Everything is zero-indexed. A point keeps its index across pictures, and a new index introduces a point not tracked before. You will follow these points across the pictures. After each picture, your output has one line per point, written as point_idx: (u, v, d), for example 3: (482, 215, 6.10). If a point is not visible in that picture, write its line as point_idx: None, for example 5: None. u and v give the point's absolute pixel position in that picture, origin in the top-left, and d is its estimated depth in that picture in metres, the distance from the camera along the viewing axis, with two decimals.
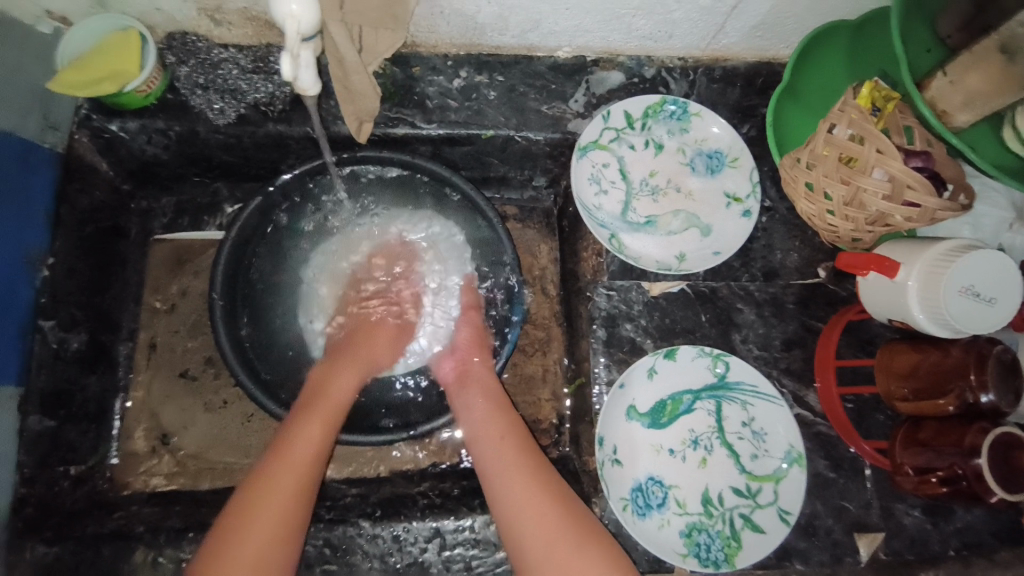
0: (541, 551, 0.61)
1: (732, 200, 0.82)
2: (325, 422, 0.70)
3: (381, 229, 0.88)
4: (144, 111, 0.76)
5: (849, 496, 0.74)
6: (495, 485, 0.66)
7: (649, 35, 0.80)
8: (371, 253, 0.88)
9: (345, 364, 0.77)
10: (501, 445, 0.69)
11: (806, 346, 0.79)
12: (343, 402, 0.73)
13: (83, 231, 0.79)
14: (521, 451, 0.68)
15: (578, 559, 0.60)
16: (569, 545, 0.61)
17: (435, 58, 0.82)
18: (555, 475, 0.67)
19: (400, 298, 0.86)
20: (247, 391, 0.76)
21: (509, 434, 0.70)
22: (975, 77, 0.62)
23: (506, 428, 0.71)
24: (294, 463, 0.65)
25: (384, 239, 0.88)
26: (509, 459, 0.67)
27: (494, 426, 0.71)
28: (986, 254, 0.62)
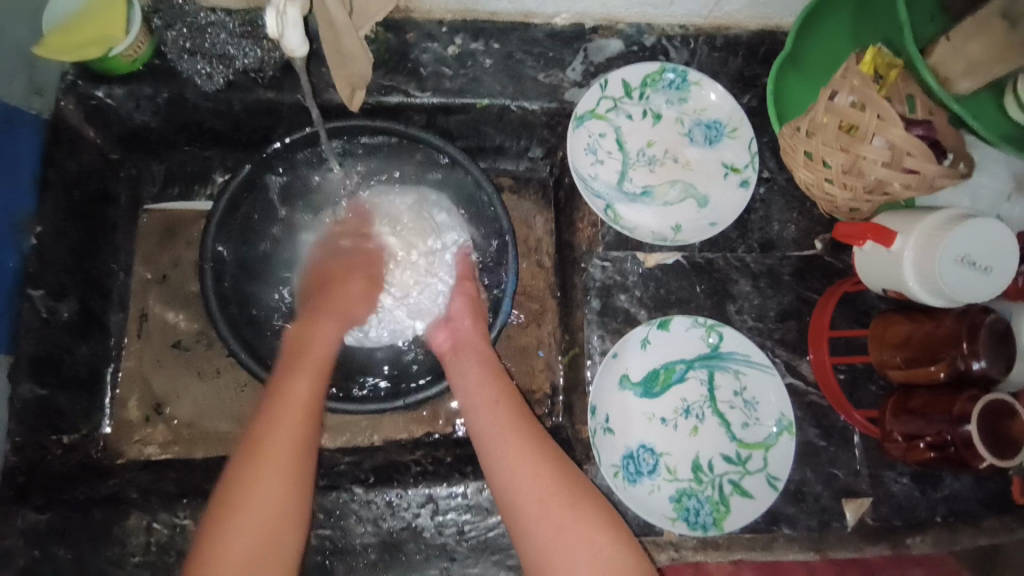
0: (539, 508, 0.62)
1: (730, 170, 0.82)
2: (314, 369, 0.67)
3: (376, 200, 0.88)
4: (133, 76, 0.76)
5: (839, 464, 0.75)
6: (491, 450, 0.66)
7: (649, 2, 0.78)
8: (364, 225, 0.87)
9: (322, 318, 0.74)
10: (496, 410, 0.69)
11: (800, 318, 0.79)
12: (328, 350, 0.70)
13: (71, 196, 0.78)
14: (517, 417, 0.69)
15: (575, 514, 0.61)
16: (566, 501, 0.62)
17: (430, 24, 0.81)
18: (548, 436, 0.68)
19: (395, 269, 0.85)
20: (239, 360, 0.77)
21: (502, 399, 0.71)
22: (977, 43, 0.60)
23: (501, 394, 0.71)
24: (292, 405, 0.62)
25: (372, 207, 0.88)
26: (504, 423, 0.68)
27: (488, 393, 0.71)
28: (986, 224, 0.61)
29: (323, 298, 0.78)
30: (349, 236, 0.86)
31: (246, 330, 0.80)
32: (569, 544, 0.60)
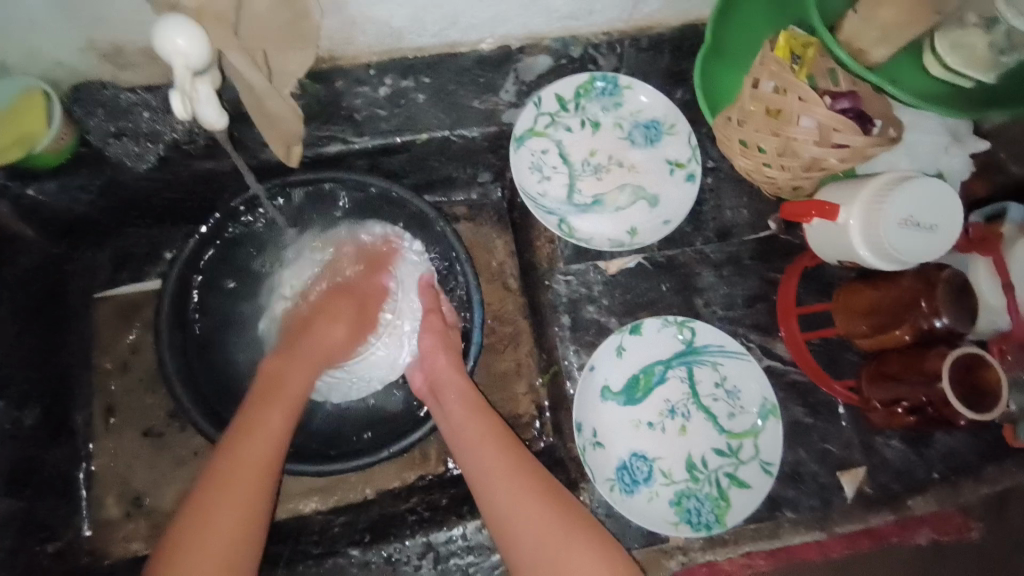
0: (537, 538, 0.61)
1: (674, 166, 0.82)
2: (286, 411, 0.67)
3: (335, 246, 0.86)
4: (62, 169, 0.74)
5: (830, 438, 0.76)
6: (489, 486, 0.65)
7: (570, 15, 0.79)
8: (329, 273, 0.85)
9: (301, 355, 0.73)
10: (485, 446, 0.68)
11: (768, 299, 0.80)
12: (302, 393, 0.70)
13: (20, 304, 0.76)
14: (509, 447, 0.68)
15: (570, 540, 0.61)
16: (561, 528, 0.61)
17: (357, 69, 0.80)
18: (539, 467, 0.67)
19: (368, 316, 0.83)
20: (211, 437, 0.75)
21: (489, 434, 0.69)
22: (887, 8, 0.60)
23: (493, 426, 0.70)
24: (262, 455, 0.63)
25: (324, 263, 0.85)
26: (495, 456, 0.67)
27: (477, 428, 0.70)
28: (922, 182, 0.63)
29: (268, 384, 0.69)
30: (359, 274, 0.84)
31: (218, 404, 0.78)
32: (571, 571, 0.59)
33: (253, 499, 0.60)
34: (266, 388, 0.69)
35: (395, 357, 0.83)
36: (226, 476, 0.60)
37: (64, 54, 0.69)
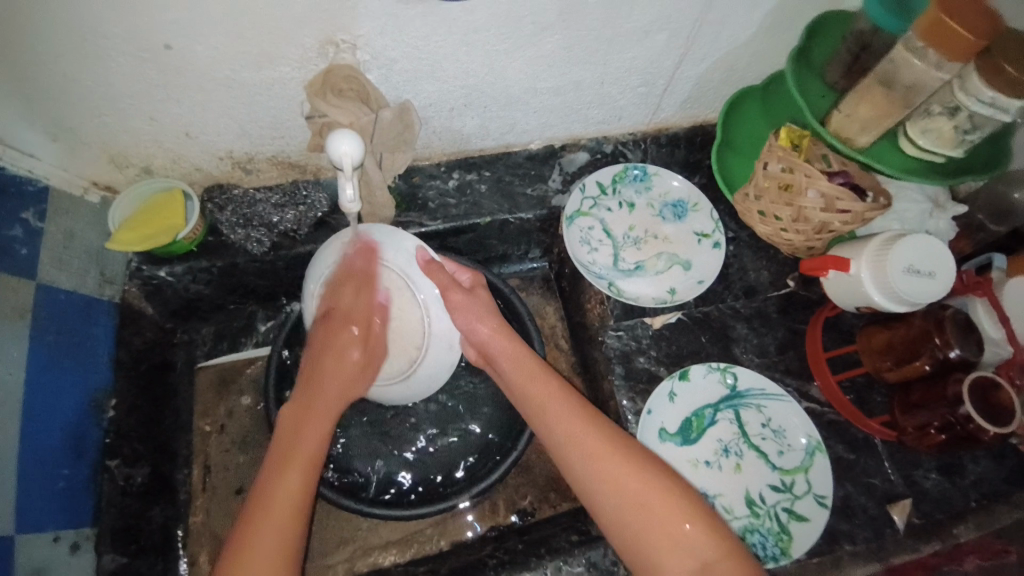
0: (632, 523, 0.63)
1: (701, 236, 0.96)
2: (304, 463, 0.67)
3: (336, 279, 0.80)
4: (189, 255, 0.88)
5: (873, 472, 0.82)
6: (577, 462, 0.67)
7: (603, 121, 0.97)
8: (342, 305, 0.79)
9: (314, 404, 0.72)
10: (556, 418, 0.70)
11: (797, 347, 0.90)
12: (322, 442, 0.70)
13: (139, 368, 0.87)
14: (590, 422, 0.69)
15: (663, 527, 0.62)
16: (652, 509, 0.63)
17: (430, 167, 0.97)
18: (620, 436, 0.68)
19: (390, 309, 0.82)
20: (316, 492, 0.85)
21: (579, 420, 0.69)
22: (865, 106, 0.76)
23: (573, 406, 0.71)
24: (281, 507, 0.63)
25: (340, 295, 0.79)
26: (577, 429, 0.69)
27: (548, 394, 0.73)
28: (915, 238, 0.75)
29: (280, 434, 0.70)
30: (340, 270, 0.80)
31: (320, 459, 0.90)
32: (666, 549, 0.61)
33: (284, 554, 0.61)
34: (280, 445, 0.69)
35: (443, 343, 0.84)
36: (249, 543, 0.61)
37: (203, 162, 0.86)
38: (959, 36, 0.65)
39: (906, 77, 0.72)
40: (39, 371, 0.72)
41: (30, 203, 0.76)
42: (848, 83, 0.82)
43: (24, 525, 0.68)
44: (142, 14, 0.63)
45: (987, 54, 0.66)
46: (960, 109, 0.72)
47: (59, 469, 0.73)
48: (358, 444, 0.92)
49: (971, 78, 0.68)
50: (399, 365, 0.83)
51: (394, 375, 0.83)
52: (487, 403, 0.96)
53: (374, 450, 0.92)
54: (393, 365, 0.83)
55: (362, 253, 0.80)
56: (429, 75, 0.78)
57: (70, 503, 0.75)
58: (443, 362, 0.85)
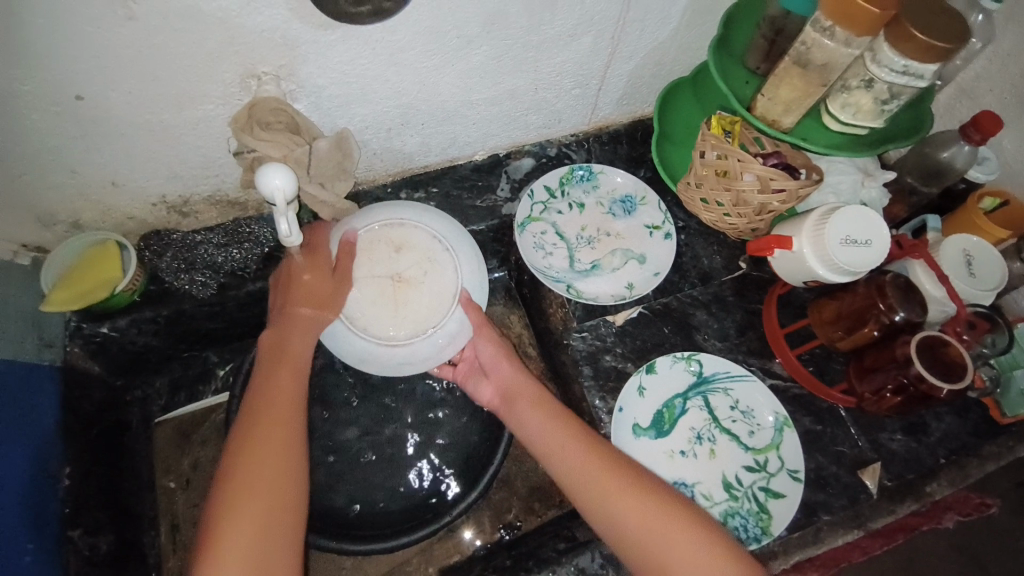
0: (652, 561, 0.61)
1: (652, 229, 0.97)
2: (279, 439, 0.64)
3: (440, 241, 0.79)
4: (132, 306, 0.85)
5: (841, 441, 0.85)
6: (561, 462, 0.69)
7: (543, 126, 0.98)
8: (400, 249, 0.77)
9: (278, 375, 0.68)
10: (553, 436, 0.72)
11: (756, 327, 0.92)
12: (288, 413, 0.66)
13: (90, 432, 0.83)
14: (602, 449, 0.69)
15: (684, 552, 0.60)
16: (670, 537, 0.61)
17: (376, 189, 0.96)
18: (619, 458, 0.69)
19: (397, 305, 0.76)
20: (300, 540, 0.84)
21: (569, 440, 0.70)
22: (785, 89, 0.78)
23: (589, 434, 0.71)
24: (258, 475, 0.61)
25: (422, 254, 0.78)
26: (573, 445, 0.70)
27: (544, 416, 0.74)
28: (850, 210, 0.78)
29: (243, 475, 0.61)
30: (441, 267, 0.78)
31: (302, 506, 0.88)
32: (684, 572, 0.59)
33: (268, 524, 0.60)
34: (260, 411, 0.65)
35: (362, 354, 0.75)
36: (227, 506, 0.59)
37: (135, 210, 0.83)
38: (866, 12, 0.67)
39: (818, 56, 0.74)
40: None
41: None
42: (768, 67, 0.84)
43: None
44: (47, 64, 0.60)
45: (894, 24, 0.68)
46: (875, 81, 0.75)
47: (24, 544, 0.69)
48: (335, 477, 0.90)
49: (882, 49, 0.71)
50: (359, 308, 0.75)
51: (341, 310, 0.74)
52: (461, 419, 0.95)
53: (354, 484, 0.90)
54: (359, 303, 0.75)
55: (459, 284, 0.78)
56: (360, 98, 0.77)
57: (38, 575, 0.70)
58: (364, 359, 0.75)
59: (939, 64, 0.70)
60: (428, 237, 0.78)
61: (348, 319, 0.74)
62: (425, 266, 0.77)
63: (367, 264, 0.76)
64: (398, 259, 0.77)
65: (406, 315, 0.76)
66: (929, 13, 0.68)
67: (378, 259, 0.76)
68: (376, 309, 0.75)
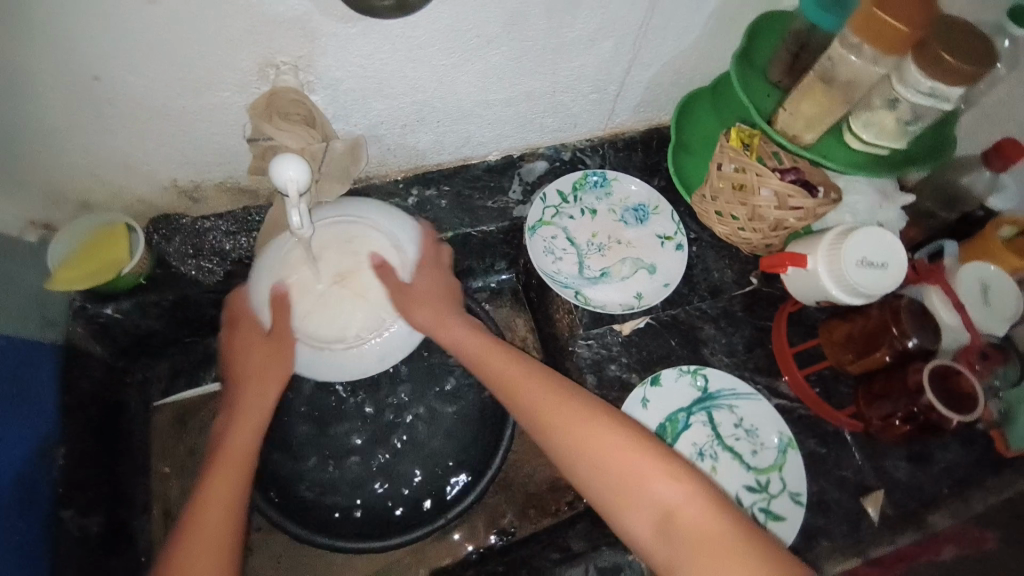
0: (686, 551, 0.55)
1: (664, 239, 0.96)
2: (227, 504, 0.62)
3: (351, 218, 0.69)
4: (137, 289, 0.84)
5: (845, 465, 0.84)
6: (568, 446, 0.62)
7: (559, 129, 0.97)
8: (317, 245, 0.67)
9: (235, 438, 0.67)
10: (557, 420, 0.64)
11: (765, 345, 0.90)
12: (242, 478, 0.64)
13: (89, 413, 0.83)
14: (546, 376, 0.68)
15: (630, 468, 0.60)
16: (615, 459, 0.60)
17: (388, 184, 0.95)
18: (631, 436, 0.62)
19: (349, 307, 0.66)
20: (304, 539, 0.84)
21: (578, 418, 0.63)
22: (808, 104, 0.77)
23: (533, 371, 0.69)
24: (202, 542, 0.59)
25: (336, 241, 0.68)
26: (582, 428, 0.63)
27: (537, 397, 0.66)
28: (867, 231, 0.76)
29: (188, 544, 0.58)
30: (358, 235, 0.68)
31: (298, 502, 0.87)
32: (633, 493, 0.59)
33: None
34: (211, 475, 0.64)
35: (376, 352, 0.68)
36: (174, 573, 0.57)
37: (146, 193, 0.83)
38: (892, 30, 0.66)
39: (843, 73, 0.73)
40: None
41: None
42: (791, 81, 0.83)
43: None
44: (64, 42, 0.59)
45: (923, 47, 0.67)
46: (899, 101, 0.74)
47: (16, 522, 0.69)
48: (330, 474, 0.90)
49: (909, 70, 0.70)
50: (326, 333, 0.66)
51: (305, 339, 0.66)
52: (461, 421, 0.93)
53: (352, 481, 0.90)
54: (321, 327, 0.66)
55: (390, 239, 0.70)
56: (377, 93, 0.77)
57: (27, 556, 0.69)
58: (385, 357, 0.69)
59: (967, 88, 0.68)
60: (330, 227, 0.68)
61: (319, 340, 0.66)
62: (348, 249, 0.67)
63: (301, 293, 0.66)
64: (319, 263, 0.67)
65: (374, 303, 0.67)
66: (959, 35, 0.66)
67: (300, 278, 0.66)
68: (335, 320, 0.66)
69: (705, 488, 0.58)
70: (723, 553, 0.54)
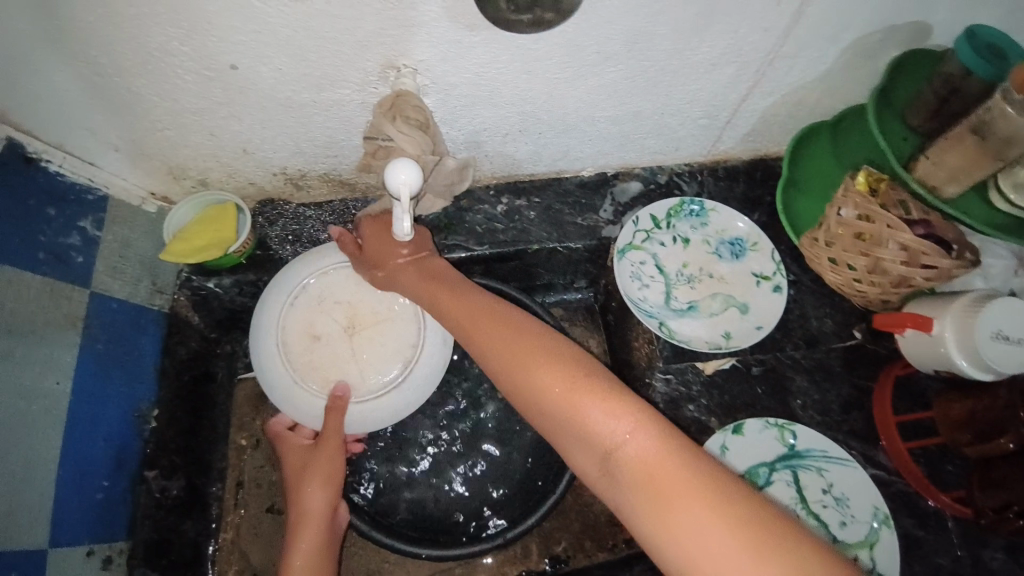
0: (648, 497, 0.49)
1: (760, 278, 0.90)
2: None
3: (308, 294, 0.79)
4: (237, 267, 0.88)
5: (943, 552, 0.77)
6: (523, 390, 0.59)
7: (659, 151, 0.93)
8: (329, 313, 0.79)
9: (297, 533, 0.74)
10: (512, 361, 0.61)
11: (863, 407, 0.84)
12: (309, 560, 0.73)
13: (182, 379, 0.87)
14: (493, 314, 0.66)
15: (566, 404, 0.55)
16: (553, 397, 0.56)
17: (480, 189, 0.95)
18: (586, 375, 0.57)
19: (373, 354, 0.78)
20: (363, 534, 0.84)
21: (530, 358, 0.60)
22: (953, 155, 0.70)
23: (490, 310, 0.67)
24: None
25: (330, 306, 0.79)
26: (536, 369, 0.59)
27: (493, 338, 0.63)
28: (1004, 302, 0.69)
29: None
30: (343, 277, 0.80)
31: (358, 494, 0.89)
32: (574, 433, 0.55)
33: None
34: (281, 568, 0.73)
35: (433, 364, 0.80)
36: None
37: (256, 177, 0.87)
38: None
39: (1002, 129, 0.65)
40: (84, 380, 0.73)
41: (89, 212, 0.77)
42: (932, 126, 0.76)
43: (57, 539, 0.68)
44: (210, 33, 0.63)
45: None
46: None
47: (98, 481, 0.74)
48: (393, 473, 0.91)
49: None
50: (375, 380, 0.77)
51: (357, 401, 0.77)
52: (523, 438, 0.94)
53: (414, 481, 0.91)
54: (367, 379, 0.78)
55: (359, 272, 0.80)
56: (486, 101, 0.76)
57: (104, 514, 0.75)
58: (439, 363, 0.80)
59: None
60: (303, 311, 0.78)
61: (380, 384, 0.77)
62: (339, 306, 0.79)
63: (346, 367, 0.77)
64: (331, 332, 0.78)
65: (398, 336, 0.79)
66: None
67: (331, 355, 0.77)
68: (374, 365, 0.78)
69: (650, 422, 0.52)
70: (666, 494, 0.48)
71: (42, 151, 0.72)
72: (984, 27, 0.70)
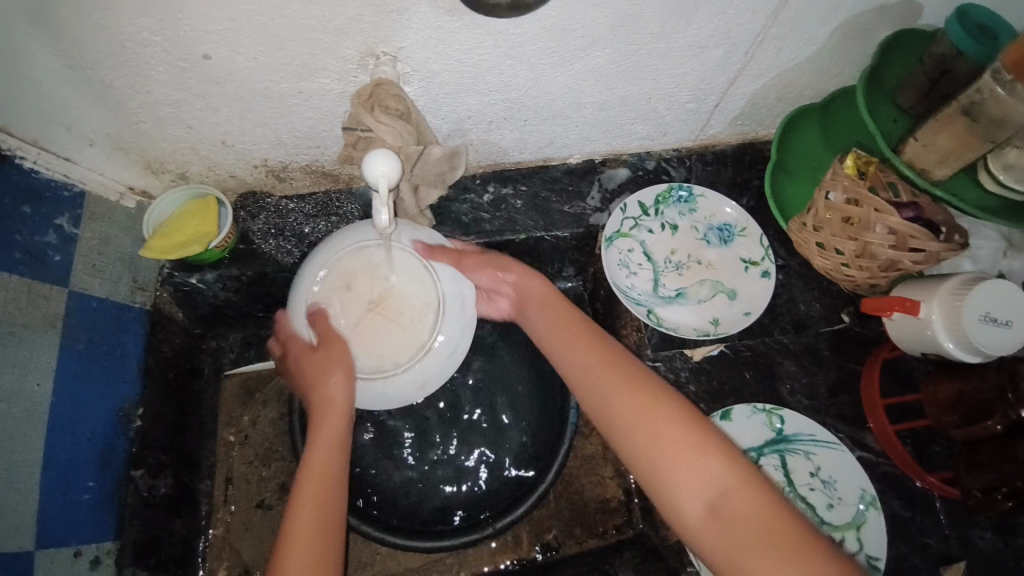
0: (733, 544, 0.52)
1: (749, 264, 0.90)
2: (318, 512, 0.63)
3: (363, 241, 0.68)
4: (219, 262, 0.87)
5: (928, 532, 0.77)
6: (620, 418, 0.61)
7: (647, 137, 0.92)
8: (361, 258, 0.67)
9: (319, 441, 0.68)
10: (612, 390, 0.63)
11: (851, 390, 0.84)
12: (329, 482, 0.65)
13: (167, 378, 0.87)
14: (598, 345, 0.68)
15: (666, 440, 0.58)
16: (655, 434, 0.59)
17: (467, 179, 0.94)
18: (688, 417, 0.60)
19: (380, 331, 0.67)
20: (354, 527, 0.85)
21: (633, 394, 0.62)
22: (944, 136, 0.69)
23: (592, 336, 0.69)
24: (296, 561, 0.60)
25: (372, 262, 0.67)
26: (639, 401, 0.61)
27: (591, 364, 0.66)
28: (992, 284, 0.69)
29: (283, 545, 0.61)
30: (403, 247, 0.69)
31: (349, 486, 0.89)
32: (668, 466, 0.57)
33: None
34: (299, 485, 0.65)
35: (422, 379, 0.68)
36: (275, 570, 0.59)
37: (237, 170, 0.85)
38: None
39: (993, 111, 0.65)
40: (63, 381, 0.72)
41: (65, 209, 0.75)
42: (924, 107, 0.76)
43: (43, 542, 0.68)
44: (180, 22, 0.61)
45: None
46: None
47: (83, 482, 0.73)
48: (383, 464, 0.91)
49: None
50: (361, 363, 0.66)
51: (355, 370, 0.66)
52: (513, 428, 0.93)
53: (404, 473, 0.91)
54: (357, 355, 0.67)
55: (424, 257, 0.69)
56: (470, 88, 0.75)
57: (89, 516, 0.74)
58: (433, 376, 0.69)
59: None
60: (351, 249, 0.68)
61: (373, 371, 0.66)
62: (380, 272, 0.67)
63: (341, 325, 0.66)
64: (359, 288, 0.67)
65: (408, 340, 0.67)
66: None
67: (345, 301, 0.67)
68: (374, 342, 0.67)
69: (748, 473, 0.55)
70: (758, 544, 0.51)
71: (16, 147, 0.70)
72: (975, 7, 0.69)
